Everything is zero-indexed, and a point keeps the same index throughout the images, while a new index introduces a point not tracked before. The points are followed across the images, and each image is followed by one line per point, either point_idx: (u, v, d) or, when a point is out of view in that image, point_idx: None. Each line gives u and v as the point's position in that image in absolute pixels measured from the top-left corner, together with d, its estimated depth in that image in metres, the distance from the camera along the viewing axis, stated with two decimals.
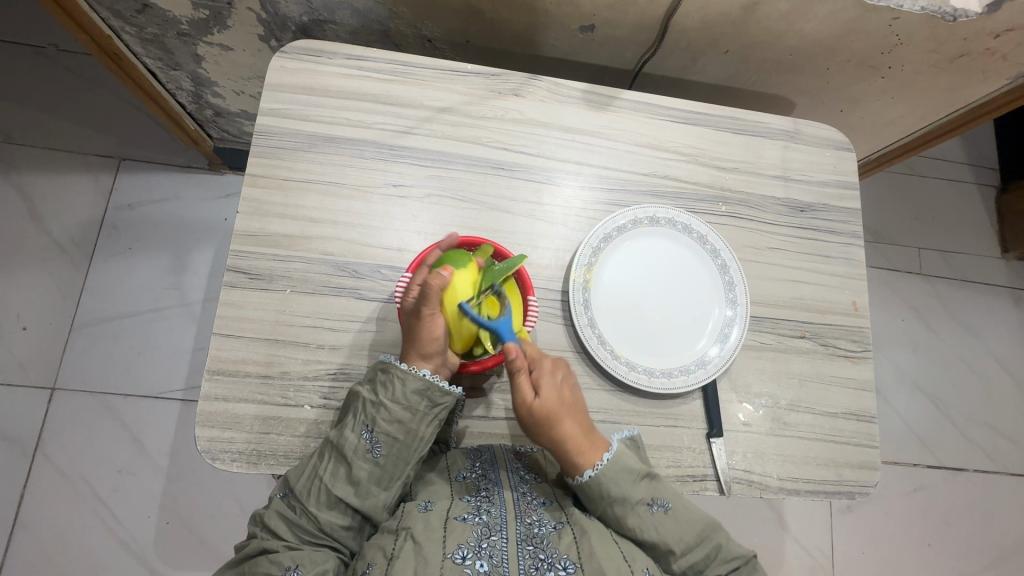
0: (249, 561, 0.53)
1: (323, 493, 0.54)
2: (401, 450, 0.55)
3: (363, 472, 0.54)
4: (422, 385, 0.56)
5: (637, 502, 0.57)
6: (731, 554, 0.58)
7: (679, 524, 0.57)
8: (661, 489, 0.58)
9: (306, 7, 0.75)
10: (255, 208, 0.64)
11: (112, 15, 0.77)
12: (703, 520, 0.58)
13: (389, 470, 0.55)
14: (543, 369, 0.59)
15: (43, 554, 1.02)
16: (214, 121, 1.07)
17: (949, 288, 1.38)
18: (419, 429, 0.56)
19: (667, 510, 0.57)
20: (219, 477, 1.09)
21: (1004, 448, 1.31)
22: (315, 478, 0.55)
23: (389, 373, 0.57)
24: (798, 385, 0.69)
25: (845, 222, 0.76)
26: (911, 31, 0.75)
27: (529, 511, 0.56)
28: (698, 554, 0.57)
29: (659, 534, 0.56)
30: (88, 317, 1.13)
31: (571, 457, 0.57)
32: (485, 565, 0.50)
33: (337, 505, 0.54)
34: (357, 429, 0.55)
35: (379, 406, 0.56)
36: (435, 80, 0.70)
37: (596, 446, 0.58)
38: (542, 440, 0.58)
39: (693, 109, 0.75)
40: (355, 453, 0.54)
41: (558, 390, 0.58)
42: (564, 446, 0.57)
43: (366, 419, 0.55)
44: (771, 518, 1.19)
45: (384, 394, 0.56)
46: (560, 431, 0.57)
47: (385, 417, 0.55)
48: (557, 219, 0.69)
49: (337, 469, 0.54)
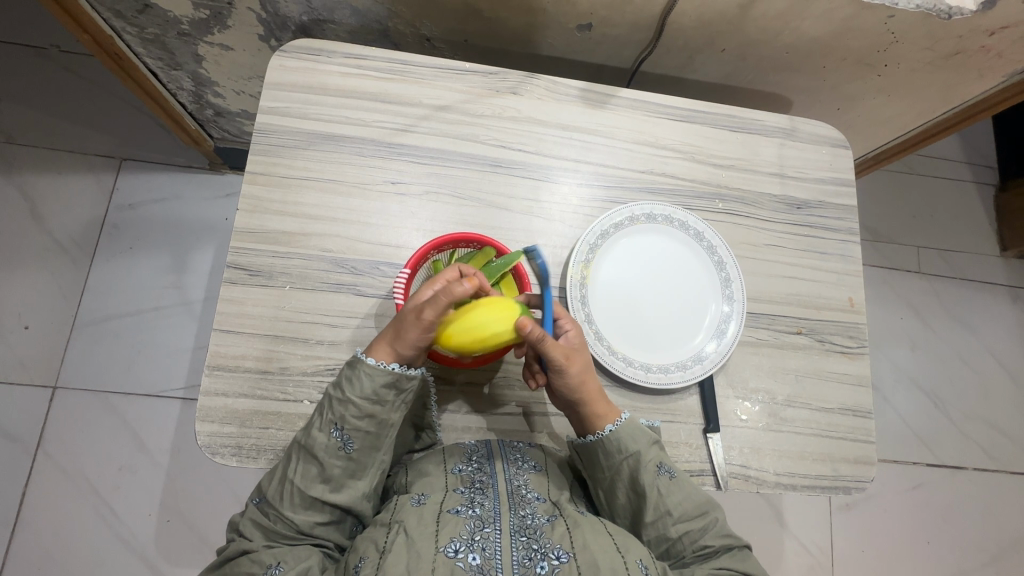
0: (229, 563, 0.53)
1: (297, 495, 0.54)
2: (373, 440, 0.56)
3: (337, 468, 0.55)
4: (389, 377, 0.55)
5: (647, 461, 0.59)
6: (724, 531, 0.60)
7: (682, 491, 0.59)
8: (666, 457, 0.60)
9: (305, 7, 0.76)
10: (255, 205, 0.65)
11: (114, 15, 0.78)
12: (702, 494, 0.60)
13: (363, 461, 0.56)
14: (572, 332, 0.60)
15: (44, 552, 1.03)
16: (214, 122, 1.08)
17: (948, 287, 1.38)
18: (390, 417, 0.56)
19: (672, 476, 0.59)
20: (219, 476, 1.10)
21: (1002, 445, 1.31)
22: (286, 481, 0.54)
23: (355, 369, 0.55)
24: (795, 380, 0.69)
25: (842, 219, 0.76)
26: (906, 29, 0.76)
27: (523, 503, 0.57)
28: (697, 523, 0.58)
29: (663, 497, 0.58)
30: (90, 316, 1.14)
31: (595, 416, 0.60)
32: (478, 557, 0.51)
33: (313, 505, 0.54)
34: (326, 428, 0.54)
35: (346, 402, 0.55)
36: (434, 78, 0.70)
37: (616, 412, 0.61)
38: (567, 397, 0.59)
39: (689, 107, 0.75)
40: (327, 452, 0.54)
41: (585, 349, 0.61)
42: (590, 403, 0.59)
43: (334, 418, 0.54)
44: (771, 515, 1.20)
45: (351, 390, 0.55)
46: (588, 389, 0.59)
47: (353, 413, 0.54)
48: (555, 216, 0.69)
49: (310, 470, 0.54)
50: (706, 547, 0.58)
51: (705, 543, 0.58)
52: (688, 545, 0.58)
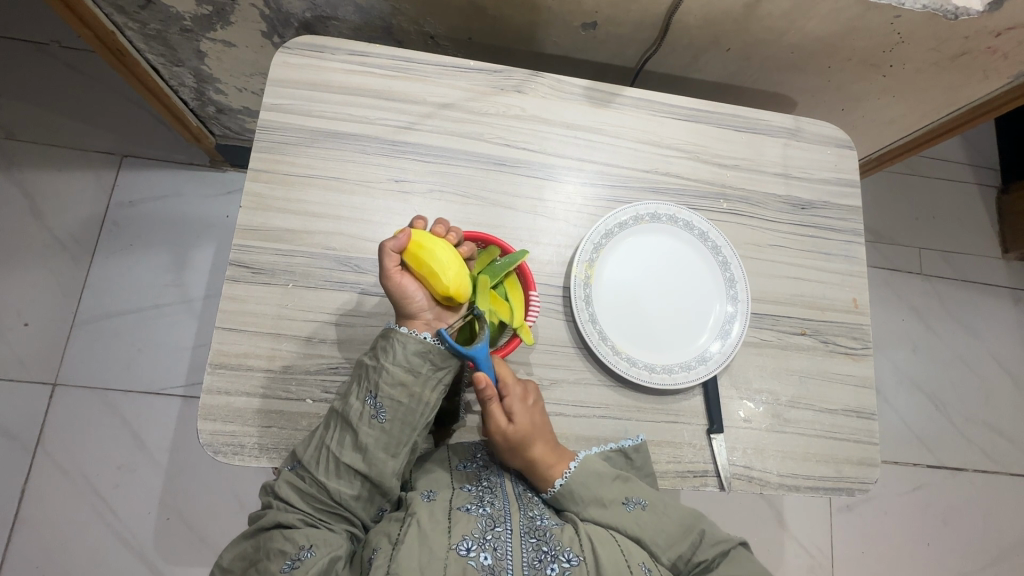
0: (263, 532, 0.54)
1: (332, 461, 0.54)
2: (407, 414, 0.56)
3: (370, 438, 0.55)
4: (422, 347, 0.56)
5: (612, 501, 0.59)
6: (716, 538, 0.59)
7: (658, 518, 0.59)
8: (636, 488, 0.60)
9: (308, 4, 0.75)
10: (258, 203, 0.64)
11: (116, 12, 0.77)
12: (682, 510, 0.60)
13: (396, 436, 0.56)
14: (515, 397, 0.58)
15: (43, 551, 1.02)
16: (215, 119, 1.08)
17: (950, 289, 1.38)
18: (424, 393, 0.56)
19: (643, 506, 0.59)
20: (218, 473, 1.09)
21: (1003, 448, 1.31)
22: (323, 447, 0.55)
23: (389, 339, 0.56)
24: (799, 382, 0.69)
25: (846, 220, 0.76)
26: (912, 29, 0.76)
27: (531, 504, 0.59)
28: (684, 543, 0.59)
29: (639, 530, 0.58)
30: (90, 313, 1.13)
31: (543, 478, 0.59)
32: (490, 557, 0.53)
33: (346, 474, 0.55)
34: (362, 395, 0.55)
35: (382, 371, 0.56)
36: (438, 76, 0.70)
37: (570, 456, 0.60)
38: (516, 461, 0.59)
39: (694, 106, 0.75)
40: (361, 419, 0.55)
41: (527, 412, 0.58)
42: (535, 468, 0.59)
43: (369, 385, 0.55)
44: (771, 517, 1.20)
45: (385, 358, 0.56)
46: (533, 455, 0.58)
47: (387, 381, 0.55)
48: (559, 215, 0.69)
49: (344, 437, 0.55)
50: (700, 562, 0.58)
51: (697, 559, 0.58)
52: (682, 565, 0.59)
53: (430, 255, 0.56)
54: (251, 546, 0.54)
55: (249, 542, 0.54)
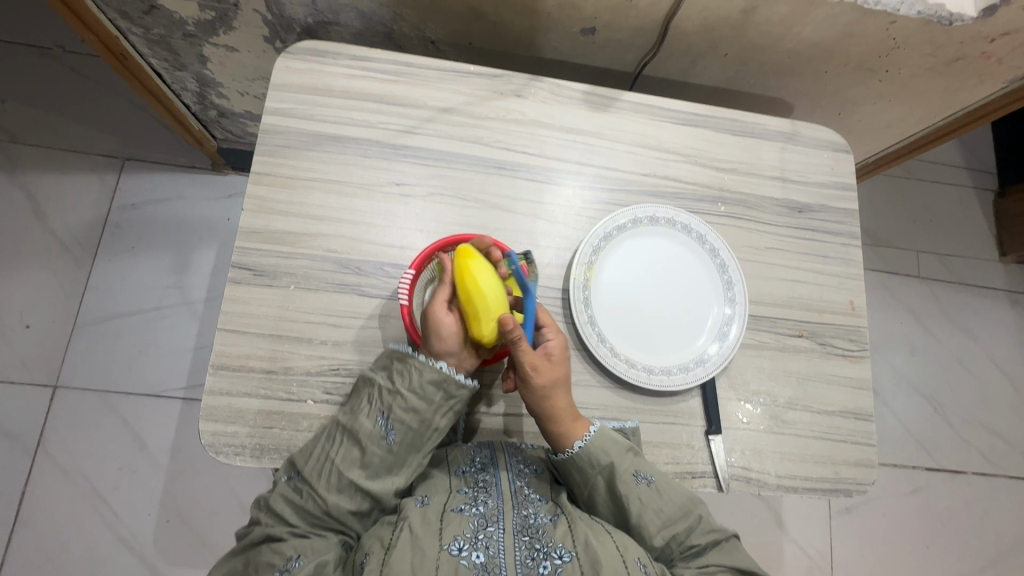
0: (254, 547, 0.54)
1: (334, 476, 0.55)
2: (415, 438, 0.57)
3: (376, 457, 0.56)
4: (438, 376, 0.56)
5: (621, 474, 0.59)
6: (710, 526, 0.61)
7: (662, 496, 0.59)
8: (643, 463, 0.60)
9: (310, 9, 0.76)
10: (260, 206, 0.65)
11: (120, 17, 0.78)
12: (684, 494, 0.60)
13: (400, 457, 0.57)
14: (557, 341, 0.61)
15: (43, 552, 1.03)
16: (217, 122, 1.08)
17: (947, 291, 1.38)
18: (434, 419, 0.57)
19: (649, 483, 0.59)
20: (219, 474, 1.10)
21: (1001, 450, 1.31)
22: (325, 460, 0.55)
23: (405, 363, 0.57)
24: (797, 383, 0.70)
25: (843, 223, 0.77)
26: (907, 35, 0.77)
27: (526, 503, 0.59)
28: (682, 526, 0.59)
29: (642, 507, 0.58)
30: (90, 315, 1.14)
31: (565, 430, 0.59)
32: (481, 555, 0.53)
33: (347, 490, 0.55)
34: (374, 415, 0.56)
35: (396, 394, 0.56)
36: (439, 81, 0.71)
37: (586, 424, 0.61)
38: (543, 407, 0.59)
39: (692, 110, 0.76)
40: (370, 439, 0.56)
41: (564, 361, 0.61)
42: (561, 418, 0.59)
43: (383, 407, 0.56)
44: (770, 519, 1.20)
45: (401, 383, 0.57)
46: (562, 403, 0.59)
47: (401, 405, 0.56)
48: (558, 218, 0.69)
49: (350, 453, 0.55)
50: (693, 546, 0.59)
51: (690, 543, 0.59)
52: (675, 547, 0.59)
53: (479, 296, 0.56)
54: (240, 561, 0.54)
55: (239, 557, 0.55)
